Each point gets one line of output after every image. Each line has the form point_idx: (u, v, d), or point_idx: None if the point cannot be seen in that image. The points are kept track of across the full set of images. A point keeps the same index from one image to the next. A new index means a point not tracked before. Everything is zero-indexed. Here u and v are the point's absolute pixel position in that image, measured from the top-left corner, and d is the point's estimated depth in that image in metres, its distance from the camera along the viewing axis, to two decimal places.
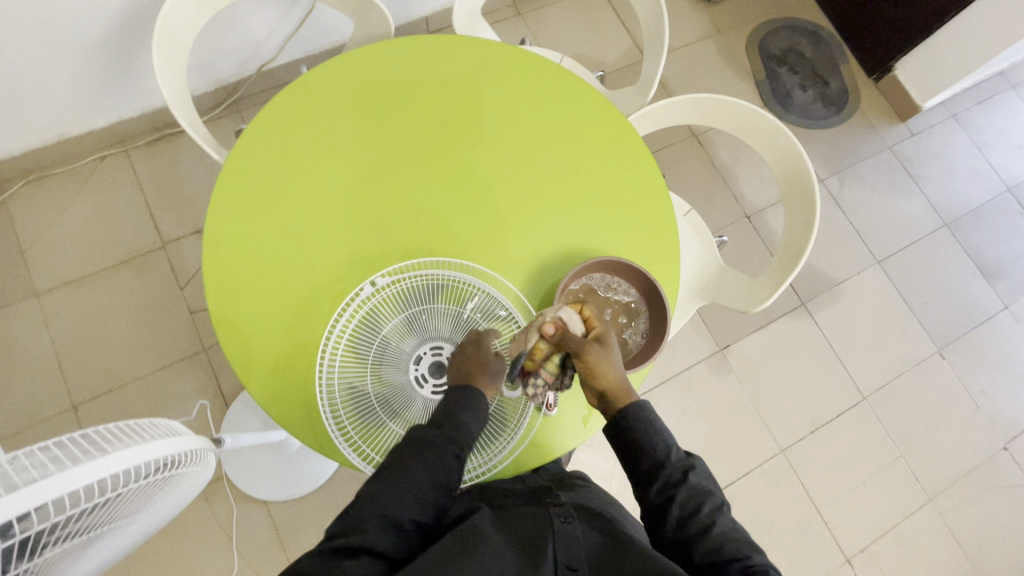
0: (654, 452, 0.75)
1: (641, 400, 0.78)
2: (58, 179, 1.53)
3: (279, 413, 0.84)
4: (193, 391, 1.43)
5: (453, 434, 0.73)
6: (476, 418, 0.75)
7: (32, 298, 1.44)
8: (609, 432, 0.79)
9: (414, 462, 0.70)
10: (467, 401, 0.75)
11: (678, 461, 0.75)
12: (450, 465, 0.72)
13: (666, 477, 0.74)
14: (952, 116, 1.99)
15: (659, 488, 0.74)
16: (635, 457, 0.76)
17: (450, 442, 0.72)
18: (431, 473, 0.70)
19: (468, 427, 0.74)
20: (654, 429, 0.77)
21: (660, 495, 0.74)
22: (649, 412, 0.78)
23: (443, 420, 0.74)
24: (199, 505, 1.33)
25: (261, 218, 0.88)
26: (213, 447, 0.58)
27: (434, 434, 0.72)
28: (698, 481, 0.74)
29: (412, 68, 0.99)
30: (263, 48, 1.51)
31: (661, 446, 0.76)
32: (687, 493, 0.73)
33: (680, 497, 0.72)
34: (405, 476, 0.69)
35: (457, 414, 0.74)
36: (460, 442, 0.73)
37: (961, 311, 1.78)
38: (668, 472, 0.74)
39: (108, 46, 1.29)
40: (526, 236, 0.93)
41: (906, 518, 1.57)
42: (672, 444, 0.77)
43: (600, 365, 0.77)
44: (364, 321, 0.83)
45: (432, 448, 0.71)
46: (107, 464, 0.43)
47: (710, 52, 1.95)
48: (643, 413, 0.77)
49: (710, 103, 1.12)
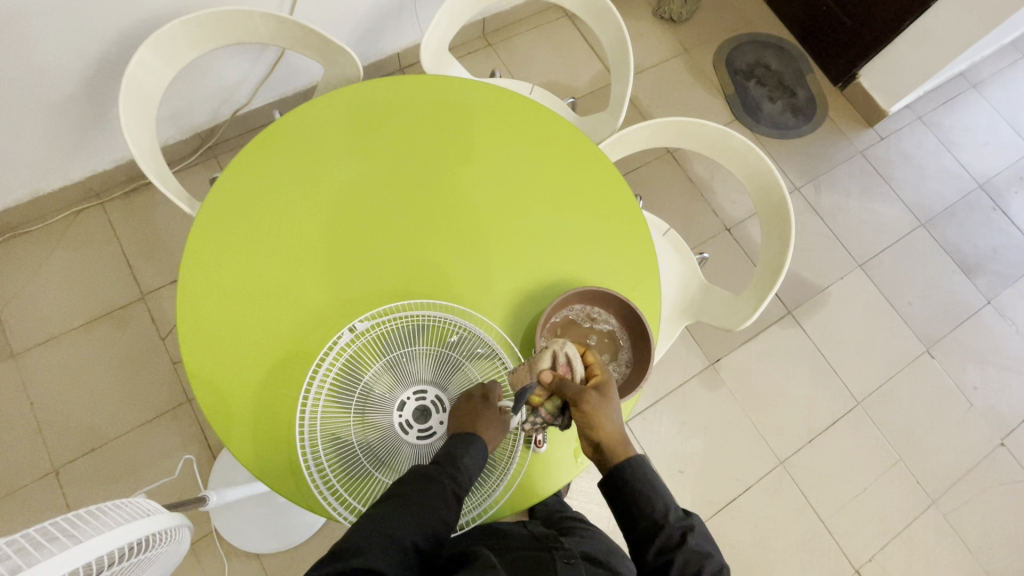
0: (653, 513, 0.75)
1: (636, 456, 0.77)
2: (33, 236, 1.51)
3: (262, 468, 0.82)
4: (179, 443, 1.40)
5: (457, 469, 0.72)
6: (477, 456, 0.73)
7: (9, 360, 1.41)
8: (607, 489, 0.78)
9: (417, 491, 0.70)
10: (472, 438, 0.73)
11: (677, 521, 0.75)
12: (451, 498, 0.71)
13: (665, 539, 0.73)
14: (918, 118, 2.04)
15: (658, 550, 0.73)
16: (634, 517, 0.76)
17: (450, 480, 0.71)
18: (434, 506, 0.70)
19: (468, 467, 0.72)
20: (653, 488, 0.76)
21: (659, 558, 0.73)
22: (647, 469, 0.77)
23: (444, 458, 0.73)
24: (188, 564, 1.28)
25: (237, 268, 0.88)
26: (188, 523, 0.56)
27: (437, 468, 0.72)
28: (698, 543, 0.73)
29: (385, 108, 1.00)
30: (235, 95, 1.52)
31: (660, 506, 0.75)
32: (687, 555, 0.72)
33: (680, 560, 0.72)
34: (409, 507, 0.69)
35: (460, 455, 0.72)
36: (463, 479, 0.72)
37: (945, 310, 1.79)
38: (667, 533, 0.74)
39: (79, 101, 1.29)
40: (505, 270, 0.93)
41: (911, 522, 1.56)
42: (671, 503, 0.76)
43: (596, 419, 0.74)
44: (344, 368, 0.81)
45: (434, 481, 0.71)
46: (73, 556, 0.41)
47: (679, 71, 1.99)
48: (640, 469, 0.76)
49: (679, 126, 1.14)
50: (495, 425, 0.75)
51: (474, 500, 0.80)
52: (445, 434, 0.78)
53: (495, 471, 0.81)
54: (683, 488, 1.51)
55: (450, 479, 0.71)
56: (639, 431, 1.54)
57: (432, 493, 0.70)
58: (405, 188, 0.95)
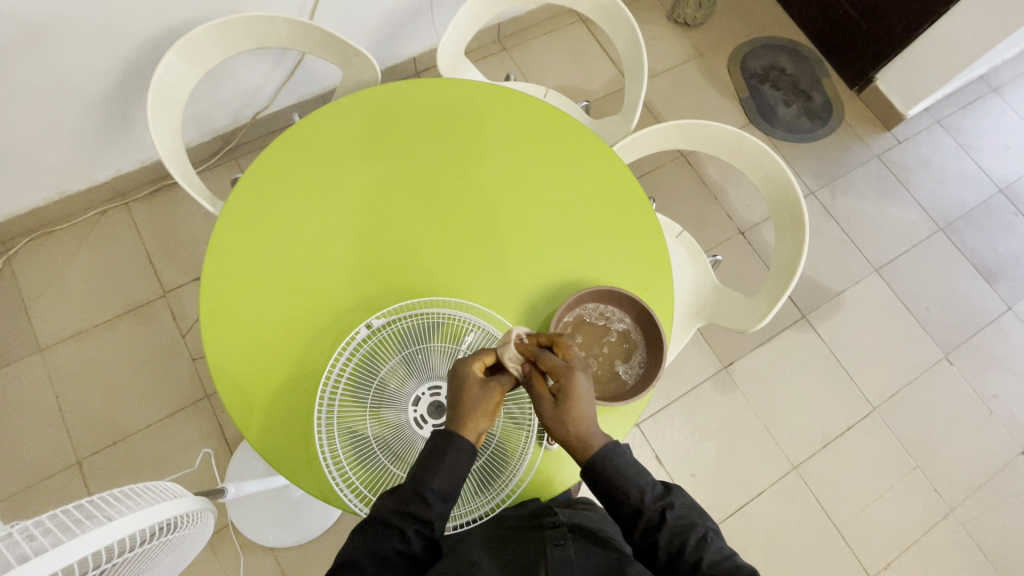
0: (630, 501, 0.71)
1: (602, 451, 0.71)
2: (60, 235, 1.56)
3: (281, 461, 0.84)
4: (197, 438, 1.43)
5: (423, 508, 0.71)
6: (446, 478, 0.70)
7: (37, 354, 1.45)
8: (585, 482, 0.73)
9: (378, 544, 0.71)
10: (431, 469, 0.70)
11: (654, 501, 0.72)
12: (421, 537, 0.72)
13: (646, 522, 0.71)
14: (937, 122, 2.01)
15: (642, 532, 0.71)
16: (614, 506, 0.72)
17: (414, 519, 0.71)
18: (399, 551, 0.71)
19: (438, 497, 0.71)
20: (625, 476, 0.72)
21: (644, 539, 0.72)
22: (618, 456, 0.72)
23: (409, 496, 0.71)
24: (204, 556, 1.31)
25: (258, 263, 0.90)
26: (212, 506, 0.58)
27: (396, 517, 0.71)
28: (678, 516, 0.72)
29: (403, 109, 1.02)
30: (256, 98, 1.55)
31: (636, 491, 0.72)
32: (671, 532, 0.70)
33: (664, 539, 0.70)
34: (372, 563, 0.71)
35: (425, 490, 0.70)
36: (430, 516, 0.71)
37: (963, 316, 1.76)
38: (647, 516, 0.71)
39: (107, 104, 1.33)
40: (520, 268, 0.94)
41: (928, 530, 1.53)
42: (647, 484, 0.73)
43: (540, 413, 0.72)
44: (362, 362, 0.83)
45: (396, 530, 0.71)
46: (104, 533, 0.43)
47: (693, 74, 1.99)
48: (610, 459, 0.71)
49: (693, 128, 1.15)
50: (485, 404, 0.72)
51: (487, 498, 0.81)
52: None
53: (507, 466, 0.82)
54: (695, 491, 1.51)
55: (415, 521, 0.71)
56: (650, 433, 1.54)
57: (395, 541, 0.71)
58: (419, 187, 0.97)
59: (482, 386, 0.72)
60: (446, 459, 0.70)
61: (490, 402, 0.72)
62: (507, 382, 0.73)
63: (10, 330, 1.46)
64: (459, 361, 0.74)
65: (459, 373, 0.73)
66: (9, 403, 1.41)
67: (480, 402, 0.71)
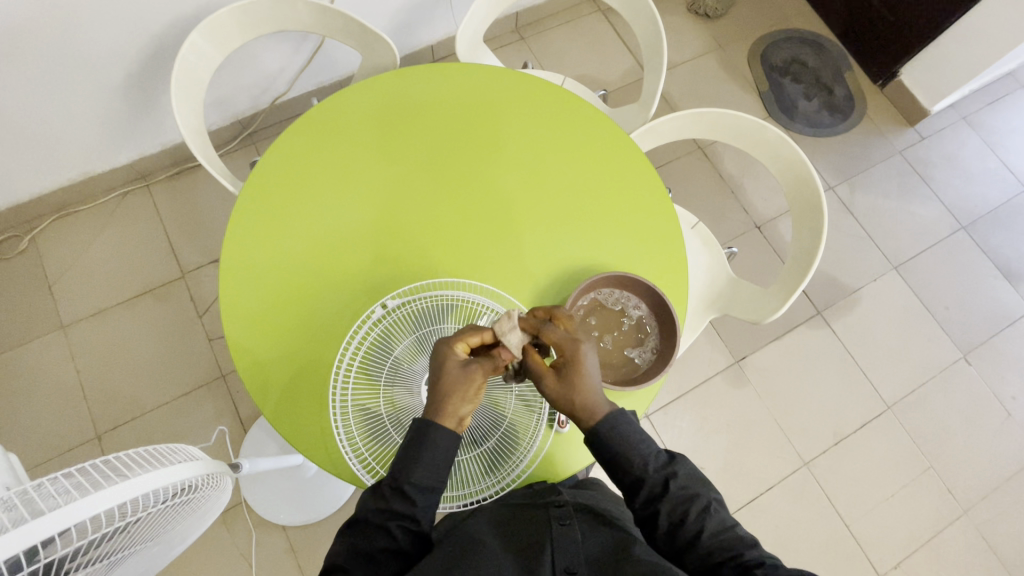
0: (633, 469, 0.72)
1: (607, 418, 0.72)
2: (83, 215, 1.59)
3: (296, 437, 0.85)
4: (213, 416, 1.46)
5: (405, 504, 0.71)
6: (427, 470, 0.71)
7: (59, 331, 1.49)
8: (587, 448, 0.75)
9: (362, 543, 0.71)
10: (408, 464, 0.71)
11: (658, 470, 0.73)
12: (407, 534, 0.71)
13: (649, 490, 0.72)
14: (962, 118, 1.97)
15: (645, 501, 0.73)
16: (616, 473, 0.74)
17: (397, 515, 0.71)
18: (385, 549, 0.71)
19: (420, 492, 0.71)
20: (629, 445, 0.72)
21: (646, 507, 0.73)
22: (622, 426, 0.72)
23: (392, 492, 0.71)
24: (218, 531, 1.34)
25: (277, 244, 0.91)
26: (228, 471, 0.59)
27: (378, 515, 0.71)
28: (682, 487, 0.72)
29: (421, 95, 1.02)
30: (276, 83, 1.57)
31: (640, 460, 0.73)
32: (673, 502, 0.72)
33: (666, 509, 0.71)
34: (358, 563, 0.70)
35: (406, 485, 0.70)
36: (413, 511, 0.71)
37: (984, 316, 1.73)
38: (650, 485, 0.72)
39: (130, 87, 1.35)
40: (535, 254, 0.94)
41: (940, 532, 1.51)
42: (651, 453, 0.73)
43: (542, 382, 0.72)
44: (376, 342, 0.84)
45: (379, 529, 0.71)
46: (127, 488, 0.44)
47: (713, 66, 1.97)
48: (616, 428, 0.72)
49: (713, 117, 1.13)
50: (464, 385, 0.71)
51: (495, 480, 0.82)
52: None
53: (518, 448, 0.83)
54: None
55: (398, 517, 0.71)
56: (660, 425, 1.54)
57: (379, 539, 0.71)
58: (435, 174, 0.97)
59: (462, 367, 0.71)
60: (423, 452, 0.70)
61: (472, 384, 0.71)
62: (487, 365, 0.72)
63: (34, 306, 1.50)
64: (441, 343, 0.72)
65: (438, 357, 0.71)
66: (33, 377, 1.44)
67: (458, 384, 0.71)
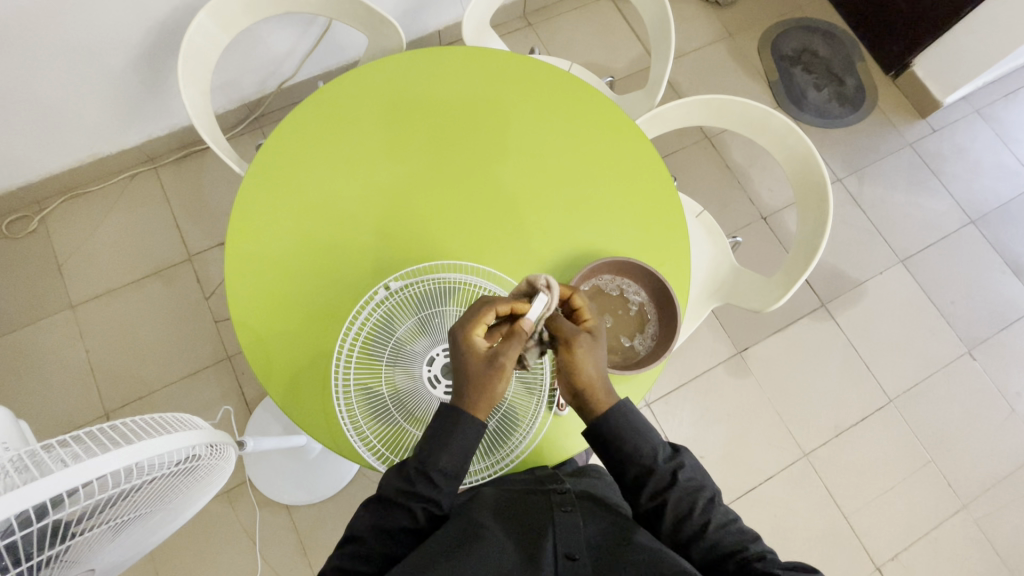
0: (642, 459, 0.73)
1: (618, 403, 0.74)
2: (91, 196, 1.61)
3: (300, 416, 0.86)
4: (218, 396, 1.48)
5: (429, 488, 0.72)
6: (453, 456, 0.71)
7: (68, 310, 1.51)
8: (589, 439, 0.75)
9: (384, 520, 0.72)
10: (436, 450, 0.71)
11: (666, 461, 0.74)
12: (427, 515, 0.73)
13: (656, 482, 0.73)
14: (975, 111, 1.94)
15: (650, 494, 0.73)
16: (623, 465, 0.74)
17: (421, 498, 0.72)
18: (405, 528, 0.72)
19: (446, 475, 0.72)
20: (638, 433, 0.74)
21: (652, 500, 0.73)
22: (631, 415, 0.74)
23: (415, 474, 0.72)
24: (224, 508, 1.36)
25: (281, 225, 0.92)
26: (232, 441, 0.61)
27: (401, 495, 0.72)
28: (688, 478, 0.74)
29: (427, 79, 1.02)
30: (282, 66, 1.57)
31: (649, 450, 0.74)
32: (679, 493, 0.72)
33: (672, 501, 0.72)
34: (376, 538, 0.72)
35: (431, 468, 0.71)
36: (436, 494, 0.72)
37: (990, 312, 1.72)
38: (657, 476, 0.73)
39: (137, 70, 1.36)
40: (536, 239, 0.94)
41: (939, 524, 1.51)
42: (659, 445, 0.75)
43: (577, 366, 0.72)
44: (378, 323, 0.84)
45: (402, 508, 0.72)
46: (133, 451, 0.45)
47: (722, 55, 1.95)
48: (623, 418, 0.73)
49: (719, 103, 1.12)
50: (492, 378, 0.70)
51: (491, 461, 0.83)
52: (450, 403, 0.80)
53: (517, 430, 0.84)
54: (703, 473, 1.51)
55: (421, 500, 0.72)
56: (660, 414, 1.54)
57: (401, 518, 0.72)
58: (441, 158, 0.97)
59: (490, 362, 0.70)
60: (453, 439, 0.71)
61: (500, 376, 0.70)
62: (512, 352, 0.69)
63: (43, 286, 1.52)
64: (463, 335, 0.71)
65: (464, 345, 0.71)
66: (43, 355, 1.47)
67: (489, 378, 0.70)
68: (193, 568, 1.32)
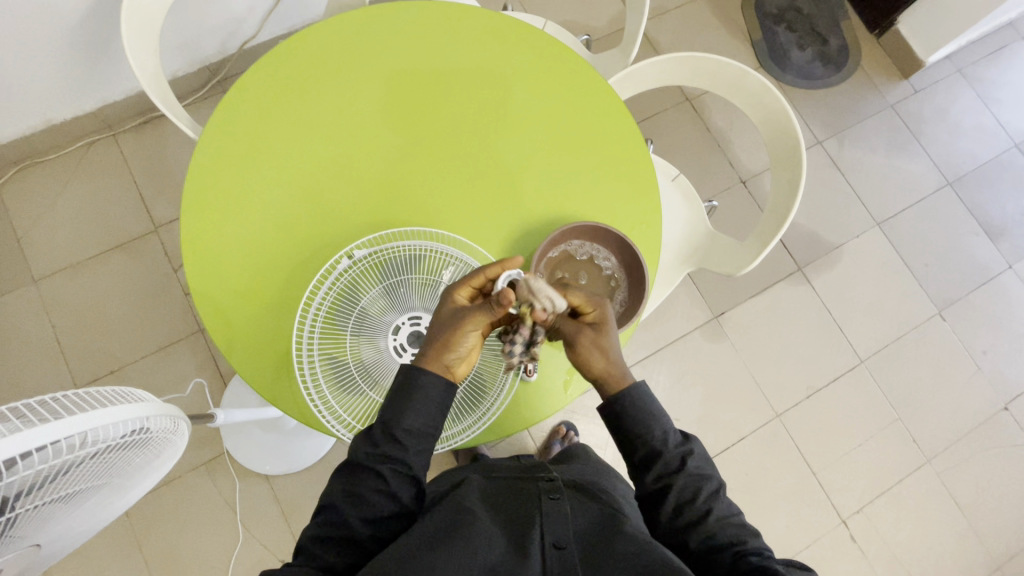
0: (652, 441, 0.74)
1: (635, 389, 0.76)
2: (48, 165, 1.54)
3: (265, 386, 0.85)
4: (191, 370, 1.46)
5: (397, 448, 0.70)
6: (417, 414, 0.71)
7: (31, 285, 1.46)
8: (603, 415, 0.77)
9: (356, 486, 0.69)
10: (399, 408, 0.71)
11: (676, 446, 0.74)
12: (400, 478, 0.70)
13: (664, 465, 0.73)
14: (958, 70, 1.92)
15: (656, 476, 0.73)
16: (632, 445, 0.75)
17: (386, 459, 0.70)
18: (380, 491, 0.69)
19: (410, 432, 0.71)
20: (651, 416, 0.75)
21: (657, 482, 0.73)
22: (645, 398, 0.75)
23: (381, 437, 0.71)
24: (202, 480, 1.37)
25: (236, 192, 0.88)
26: (183, 416, 0.60)
27: (369, 457, 0.70)
28: (697, 466, 0.74)
29: (386, 34, 0.96)
30: (243, 25, 1.49)
31: (660, 433, 0.74)
32: (685, 479, 0.73)
33: (678, 485, 0.72)
34: (348, 503, 0.68)
35: (396, 427, 0.70)
36: (405, 454, 0.70)
37: (963, 273, 1.74)
38: (666, 459, 0.73)
39: (85, 31, 1.28)
40: (503, 205, 0.92)
41: (904, 478, 1.57)
42: (670, 429, 0.75)
43: (591, 357, 0.76)
44: (342, 293, 0.83)
45: (371, 471, 0.69)
46: (67, 425, 0.44)
47: (704, 12, 1.89)
48: (637, 401, 0.75)
49: (693, 62, 1.09)
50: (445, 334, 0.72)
51: (463, 426, 0.83)
52: None
53: (486, 395, 0.84)
54: None
55: (390, 460, 0.70)
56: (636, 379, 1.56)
57: (374, 481, 0.69)
58: (417, 124, 0.93)
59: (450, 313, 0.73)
60: (415, 396, 0.71)
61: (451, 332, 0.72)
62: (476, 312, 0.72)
63: (3, 261, 1.47)
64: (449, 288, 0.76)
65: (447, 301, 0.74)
66: (7, 330, 1.43)
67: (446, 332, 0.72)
68: (172, 539, 1.33)
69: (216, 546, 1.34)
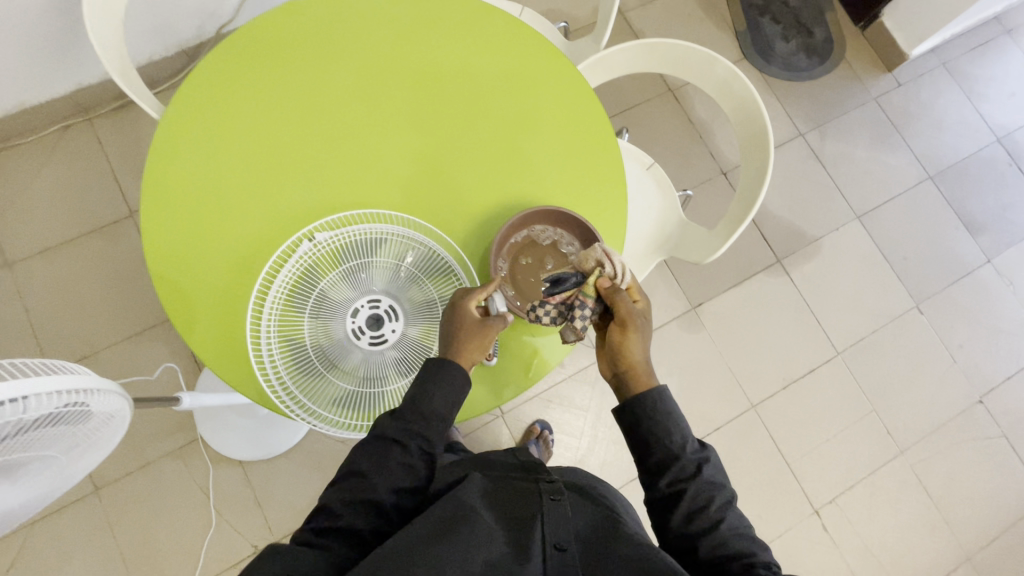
0: (670, 445, 0.73)
1: (659, 389, 0.76)
2: (22, 149, 1.52)
3: (225, 368, 0.85)
4: (165, 356, 1.46)
5: (424, 423, 0.72)
6: (443, 396, 0.73)
7: (4, 269, 1.45)
8: (619, 417, 0.77)
9: (381, 458, 0.70)
10: (429, 385, 0.73)
11: (693, 453, 0.74)
12: (423, 454, 0.72)
13: (679, 469, 0.72)
14: (942, 64, 1.92)
15: (670, 480, 0.72)
16: (648, 447, 0.74)
17: (415, 433, 0.72)
18: (404, 466, 0.71)
19: (437, 412, 0.73)
20: (672, 420, 0.75)
21: (670, 487, 0.72)
22: (669, 403, 0.76)
23: (410, 410, 0.72)
24: (176, 466, 1.37)
25: (200, 176, 0.88)
26: (122, 391, 0.60)
27: (397, 430, 0.71)
28: (712, 474, 0.73)
29: (353, 16, 0.96)
30: (220, 9, 1.48)
31: (678, 437, 0.74)
32: (699, 487, 0.72)
33: (691, 491, 0.71)
34: (374, 470, 0.70)
35: (425, 403, 0.73)
36: (431, 432, 0.73)
37: (941, 267, 1.75)
38: (682, 464, 0.73)
39: (56, 12, 1.27)
40: (469, 190, 0.92)
41: (877, 469, 1.58)
42: (689, 436, 0.75)
43: (633, 346, 0.78)
44: (302, 275, 0.83)
45: (398, 444, 0.71)
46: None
47: (688, 2, 1.88)
48: (660, 405, 0.75)
49: (664, 48, 1.08)
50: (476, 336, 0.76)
51: None
52: (399, 342, 0.81)
53: None
54: None
55: (417, 436, 0.72)
56: None
57: (398, 455, 0.71)
58: (385, 108, 0.93)
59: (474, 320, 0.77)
60: (444, 377, 0.74)
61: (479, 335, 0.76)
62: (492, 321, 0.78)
63: None
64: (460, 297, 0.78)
65: (455, 310, 0.77)
66: None
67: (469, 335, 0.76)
68: (145, 523, 1.34)
69: (190, 531, 1.35)
